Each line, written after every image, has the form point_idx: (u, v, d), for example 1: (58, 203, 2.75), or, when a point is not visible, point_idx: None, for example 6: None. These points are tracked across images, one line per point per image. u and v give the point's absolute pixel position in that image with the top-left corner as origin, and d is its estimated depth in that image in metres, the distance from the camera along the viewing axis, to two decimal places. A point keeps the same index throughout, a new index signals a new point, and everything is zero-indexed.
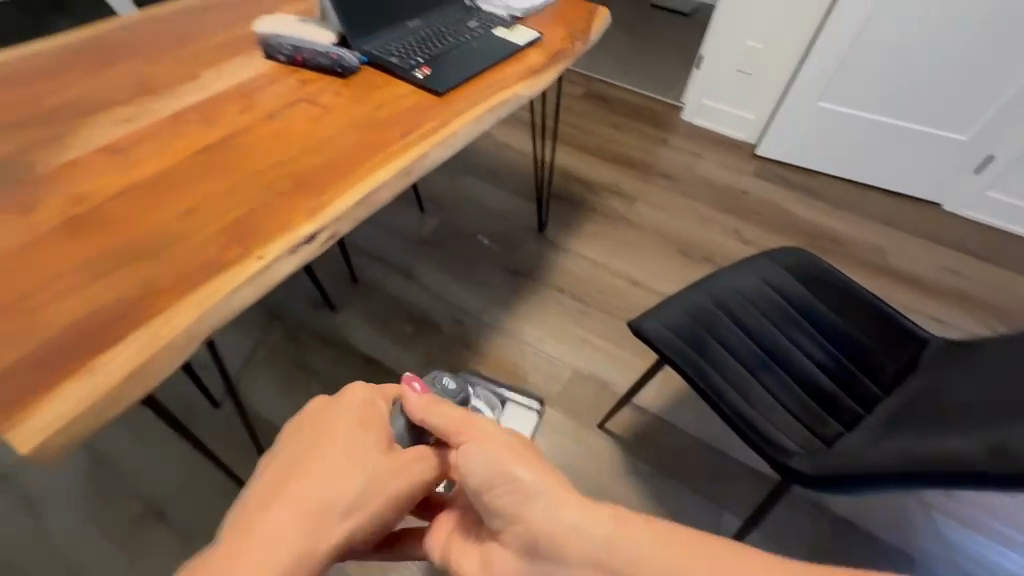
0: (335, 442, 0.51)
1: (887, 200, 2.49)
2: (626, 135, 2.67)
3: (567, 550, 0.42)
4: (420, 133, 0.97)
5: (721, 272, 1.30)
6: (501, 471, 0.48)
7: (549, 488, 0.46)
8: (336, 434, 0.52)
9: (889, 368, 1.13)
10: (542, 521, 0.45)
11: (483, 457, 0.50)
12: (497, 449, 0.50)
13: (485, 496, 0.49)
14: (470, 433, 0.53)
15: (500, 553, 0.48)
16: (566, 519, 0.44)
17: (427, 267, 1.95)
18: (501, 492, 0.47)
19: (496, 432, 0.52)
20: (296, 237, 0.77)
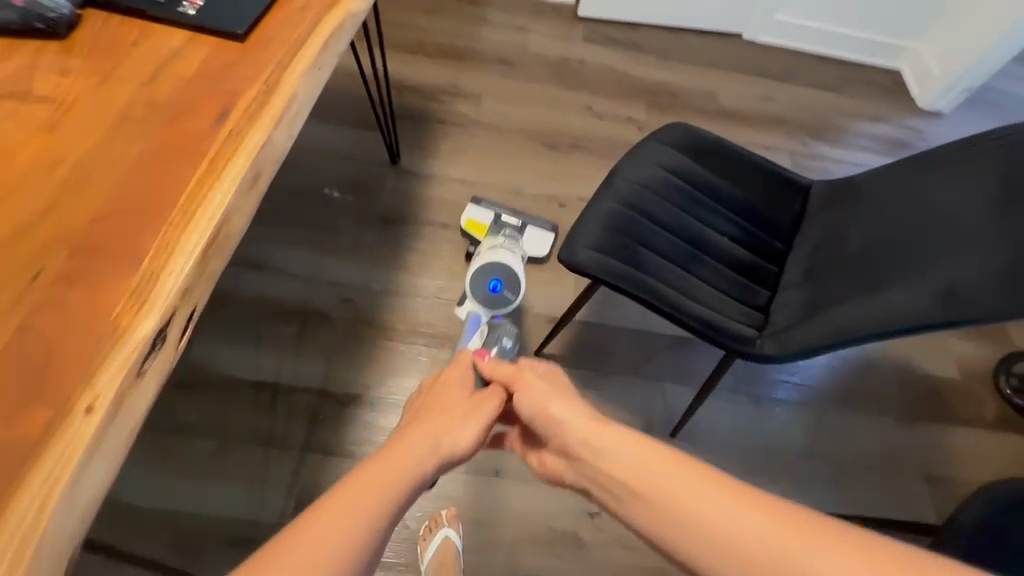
0: (448, 392, 0.82)
1: (702, 40, 2.56)
2: (443, 22, 2.30)
3: (582, 454, 0.72)
4: (242, 111, 0.66)
5: (620, 171, 1.23)
6: (541, 407, 0.80)
7: (576, 422, 0.75)
8: (448, 390, 0.83)
9: (787, 221, 1.20)
10: (568, 434, 0.75)
11: (533, 395, 0.82)
12: (544, 390, 0.82)
13: (533, 420, 0.81)
14: (524, 381, 0.84)
15: (546, 455, 0.81)
16: (592, 431, 0.73)
17: (279, 248, 1.58)
18: (542, 418, 0.80)
19: (539, 383, 0.83)
20: (132, 350, 0.52)
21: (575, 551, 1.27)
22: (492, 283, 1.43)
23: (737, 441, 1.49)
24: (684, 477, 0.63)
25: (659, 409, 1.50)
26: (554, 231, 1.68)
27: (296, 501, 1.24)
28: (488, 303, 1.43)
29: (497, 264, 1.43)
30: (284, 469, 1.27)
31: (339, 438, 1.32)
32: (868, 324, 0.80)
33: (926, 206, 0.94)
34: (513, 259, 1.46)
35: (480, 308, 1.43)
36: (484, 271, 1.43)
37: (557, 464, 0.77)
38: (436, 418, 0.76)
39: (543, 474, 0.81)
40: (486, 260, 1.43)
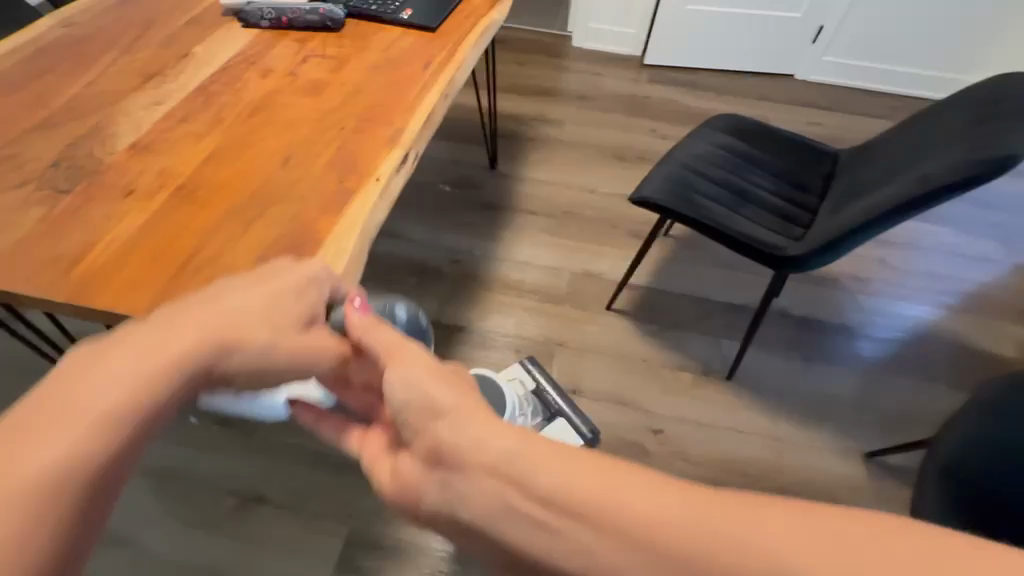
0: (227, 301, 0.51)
1: (756, 80, 2.92)
2: (532, 70, 2.85)
3: (470, 459, 0.37)
4: (438, 64, 1.08)
5: (679, 146, 1.57)
6: (422, 395, 0.44)
7: (456, 403, 0.42)
8: (260, 301, 0.53)
9: (818, 182, 1.48)
10: (446, 434, 0.40)
11: (406, 370, 0.47)
12: (419, 371, 0.46)
13: (397, 413, 0.45)
14: (400, 355, 0.49)
15: (407, 463, 0.43)
16: (491, 428, 0.38)
17: (405, 223, 2.04)
18: (420, 409, 0.43)
19: (419, 355, 0.49)
20: (394, 158, 0.87)
21: (641, 457, 1.49)
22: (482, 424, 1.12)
23: (790, 388, 1.66)
24: (641, 486, 0.31)
25: (715, 357, 1.71)
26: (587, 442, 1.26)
27: None
28: None
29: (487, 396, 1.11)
30: None
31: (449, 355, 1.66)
32: (867, 216, 1.05)
33: (923, 141, 1.18)
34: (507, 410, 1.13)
35: None
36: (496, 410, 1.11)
37: (419, 479, 0.40)
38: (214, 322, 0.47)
39: (393, 501, 0.42)
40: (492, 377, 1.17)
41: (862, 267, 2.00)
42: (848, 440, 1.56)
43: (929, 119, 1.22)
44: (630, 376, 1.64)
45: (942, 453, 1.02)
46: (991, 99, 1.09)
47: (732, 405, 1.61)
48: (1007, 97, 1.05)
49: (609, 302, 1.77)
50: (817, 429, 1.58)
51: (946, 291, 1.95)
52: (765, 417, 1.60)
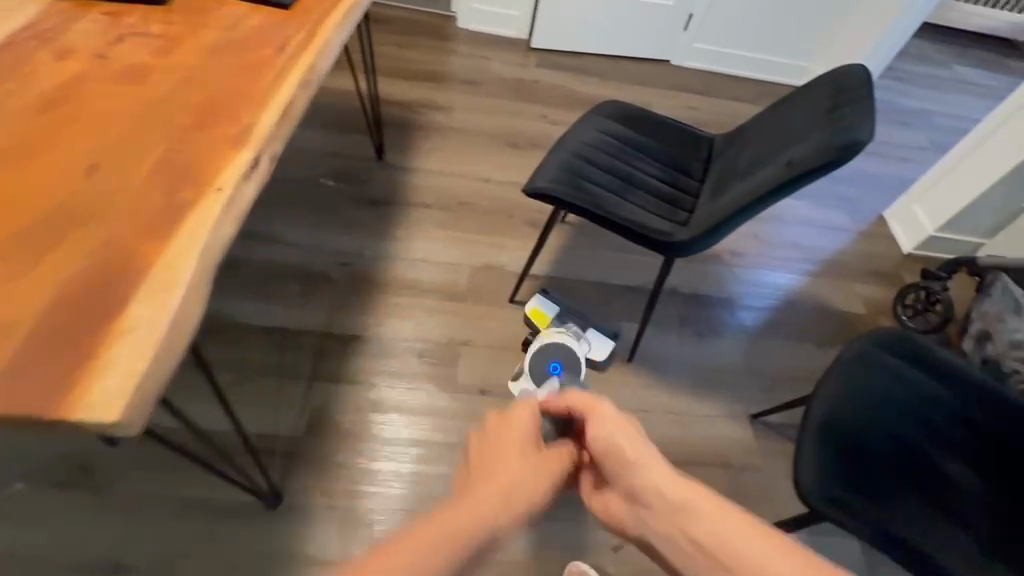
0: (504, 445, 0.63)
1: (636, 65, 3.03)
2: (416, 52, 2.70)
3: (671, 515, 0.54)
4: (296, 47, 0.93)
5: (570, 134, 1.55)
6: (614, 450, 0.63)
7: (647, 468, 0.59)
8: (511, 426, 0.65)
9: (699, 166, 1.54)
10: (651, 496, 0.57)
11: (611, 435, 0.64)
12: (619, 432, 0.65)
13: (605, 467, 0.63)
14: (596, 423, 0.66)
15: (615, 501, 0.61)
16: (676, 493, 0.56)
17: (282, 224, 1.83)
18: (618, 463, 0.62)
19: (615, 422, 0.66)
20: (241, 163, 0.73)
21: None
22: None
23: (683, 362, 1.76)
24: (775, 550, 0.49)
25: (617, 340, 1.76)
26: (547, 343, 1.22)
27: (307, 419, 1.42)
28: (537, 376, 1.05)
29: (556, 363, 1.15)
30: (297, 394, 1.46)
31: (343, 369, 1.53)
32: (745, 200, 1.09)
33: (786, 126, 1.27)
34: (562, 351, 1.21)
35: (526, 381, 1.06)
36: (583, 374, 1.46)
37: (625, 513, 0.59)
38: (504, 460, 0.60)
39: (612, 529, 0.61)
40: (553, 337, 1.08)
41: (738, 243, 2.18)
42: (736, 404, 1.69)
43: (789, 104, 1.31)
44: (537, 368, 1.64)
45: (820, 414, 1.08)
46: (839, 88, 1.18)
47: (634, 386, 1.67)
48: (853, 86, 1.15)
49: (512, 295, 1.74)
50: (710, 399, 1.69)
51: (806, 259, 2.19)
52: (664, 392, 1.68)
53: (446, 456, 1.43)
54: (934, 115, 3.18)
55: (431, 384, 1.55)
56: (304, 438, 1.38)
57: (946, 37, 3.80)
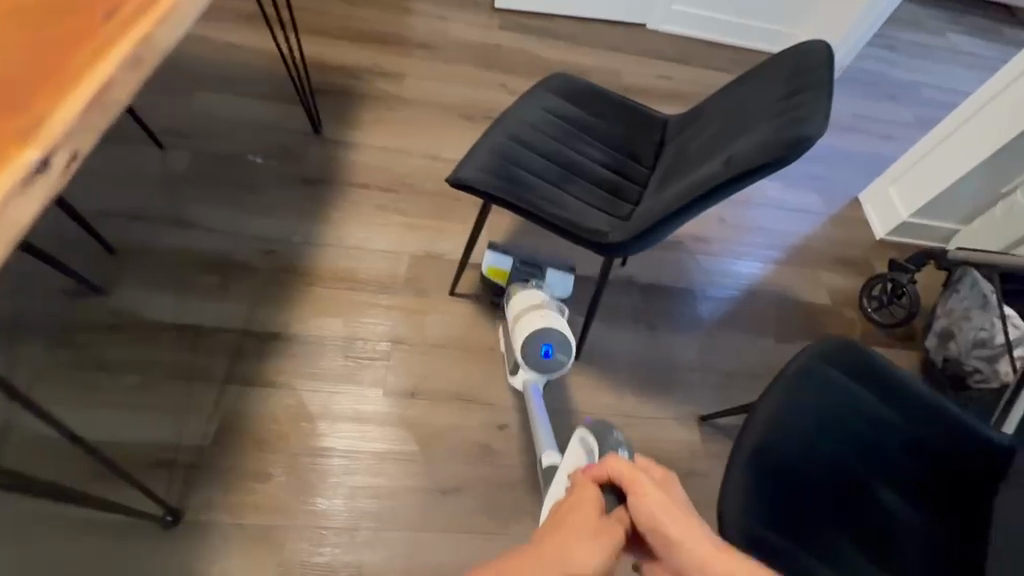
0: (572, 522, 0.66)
1: (609, 28, 2.80)
2: (366, 11, 2.46)
3: None
4: (127, 13, 0.76)
5: (509, 113, 1.38)
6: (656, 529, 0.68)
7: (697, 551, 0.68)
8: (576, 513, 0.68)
9: (649, 151, 1.40)
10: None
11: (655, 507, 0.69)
12: (671, 512, 0.69)
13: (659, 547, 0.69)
14: (640, 491, 0.70)
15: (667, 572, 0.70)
16: None
17: (200, 206, 1.67)
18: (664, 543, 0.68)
19: (661, 495, 0.70)
20: (17, 167, 0.59)
21: (485, 455, 1.40)
22: (546, 352, 1.37)
23: (633, 358, 1.67)
24: None
25: None
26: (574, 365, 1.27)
27: (217, 424, 1.31)
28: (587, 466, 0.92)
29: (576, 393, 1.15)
30: (205, 398, 1.34)
31: (260, 370, 1.40)
32: (679, 201, 0.96)
33: (737, 111, 1.12)
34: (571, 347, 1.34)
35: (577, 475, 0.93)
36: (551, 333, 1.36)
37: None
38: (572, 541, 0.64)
39: None
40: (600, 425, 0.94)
41: (703, 227, 2.05)
42: (686, 404, 1.61)
43: (744, 85, 1.16)
44: (476, 368, 1.52)
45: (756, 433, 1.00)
46: (796, 70, 1.04)
47: (579, 386, 1.57)
48: (813, 67, 1.00)
49: (452, 287, 1.61)
50: (658, 399, 1.60)
51: (774, 246, 2.07)
52: (611, 392, 1.59)
53: (382, 473, 1.32)
54: (922, 88, 3.02)
55: (356, 387, 1.43)
56: (210, 448, 1.28)
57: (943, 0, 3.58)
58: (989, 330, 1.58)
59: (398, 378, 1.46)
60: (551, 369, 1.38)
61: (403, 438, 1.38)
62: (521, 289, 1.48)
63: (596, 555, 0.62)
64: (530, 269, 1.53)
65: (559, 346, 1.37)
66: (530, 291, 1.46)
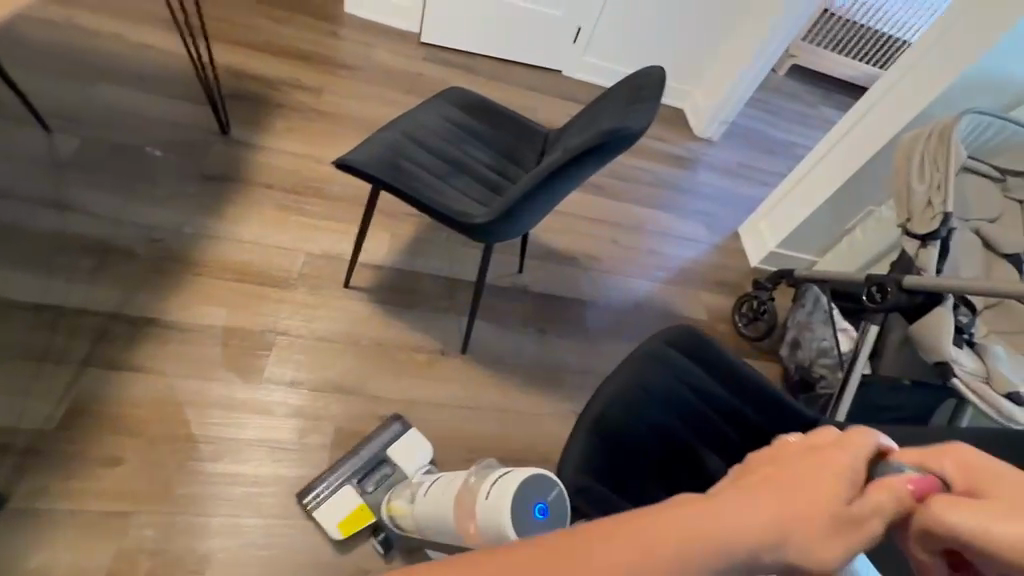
0: (796, 478, 0.39)
1: (528, 71, 3.05)
2: (292, 30, 2.56)
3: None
4: None
5: (404, 115, 1.49)
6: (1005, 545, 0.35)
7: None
8: (822, 458, 0.41)
9: (532, 159, 1.54)
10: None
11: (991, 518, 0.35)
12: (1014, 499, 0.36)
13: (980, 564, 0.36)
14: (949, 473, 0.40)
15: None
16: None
17: (86, 193, 1.62)
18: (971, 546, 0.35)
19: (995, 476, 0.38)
20: None
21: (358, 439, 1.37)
22: (538, 506, 0.90)
23: (520, 358, 1.75)
24: None
25: (453, 333, 1.70)
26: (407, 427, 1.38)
27: (70, 406, 1.24)
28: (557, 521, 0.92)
29: (523, 486, 0.90)
30: (57, 383, 1.26)
31: (127, 354, 1.34)
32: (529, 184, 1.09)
33: (593, 118, 1.28)
34: (511, 471, 0.93)
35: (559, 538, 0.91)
36: (526, 486, 0.90)
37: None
38: (806, 482, 0.39)
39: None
40: (514, 490, 0.90)
41: (598, 247, 2.22)
42: (567, 402, 1.71)
43: (602, 99, 1.34)
44: (362, 361, 1.54)
45: (603, 397, 1.09)
46: (637, 86, 1.22)
47: (465, 382, 1.63)
48: (647, 85, 1.19)
49: (346, 279, 1.65)
50: (540, 395, 1.69)
51: (661, 267, 2.27)
52: (497, 390, 1.65)
53: (251, 460, 1.29)
54: (797, 147, 3.48)
55: (232, 376, 1.39)
56: (55, 432, 1.20)
57: (818, 76, 4.18)
58: (830, 341, 1.78)
59: (280, 368, 1.45)
60: (562, 508, 0.91)
61: (277, 425, 1.36)
62: (408, 501, 1.17)
63: (835, 550, 0.37)
64: (373, 475, 1.32)
65: (542, 487, 0.91)
66: (422, 497, 1.13)
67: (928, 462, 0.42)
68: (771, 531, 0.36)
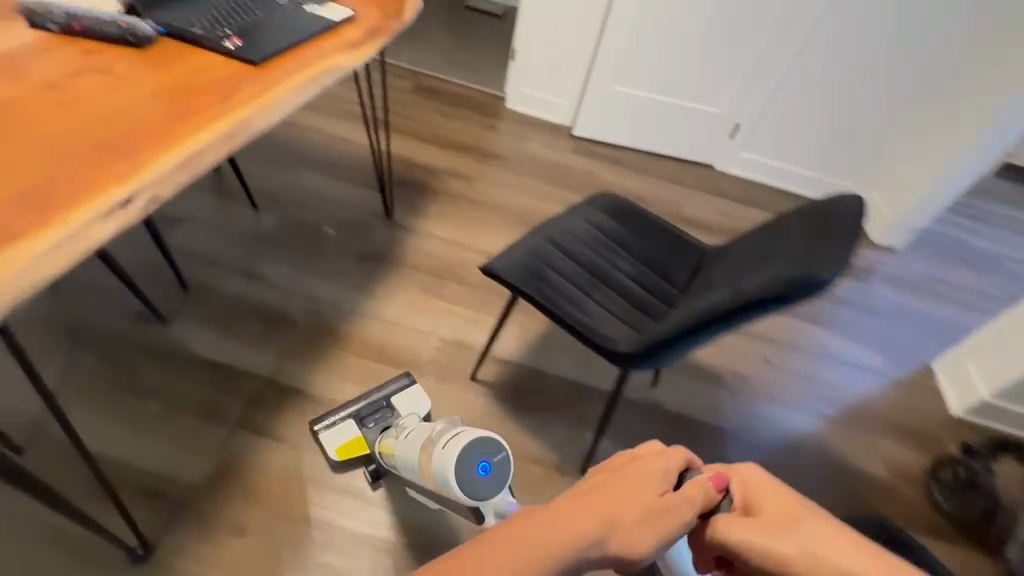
0: (619, 486, 0.57)
1: (677, 164, 2.98)
2: (459, 124, 2.82)
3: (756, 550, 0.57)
4: (238, 100, 0.96)
5: (553, 220, 1.47)
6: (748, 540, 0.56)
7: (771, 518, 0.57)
8: (637, 473, 0.59)
9: (683, 275, 1.42)
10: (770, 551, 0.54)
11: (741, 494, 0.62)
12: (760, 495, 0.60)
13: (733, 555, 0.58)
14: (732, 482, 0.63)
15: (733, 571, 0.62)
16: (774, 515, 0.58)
17: (271, 263, 1.86)
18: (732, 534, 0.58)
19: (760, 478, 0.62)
20: (105, 204, 0.71)
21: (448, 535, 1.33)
22: (482, 464, 0.94)
23: None
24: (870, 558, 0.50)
25: (572, 447, 1.57)
26: (413, 379, 1.38)
27: (219, 466, 1.34)
28: (501, 484, 0.95)
29: (468, 443, 0.94)
30: (213, 441, 1.38)
31: (273, 423, 1.44)
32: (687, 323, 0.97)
33: (765, 246, 1.13)
34: (466, 428, 0.97)
35: (498, 498, 0.95)
36: (472, 442, 0.94)
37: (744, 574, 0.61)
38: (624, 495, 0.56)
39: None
40: (461, 441, 0.94)
41: (746, 365, 1.95)
42: None
43: (777, 225, 1.18)
44: None
45: None
46: (826, 217, 1.05)
47: None
48: (840, 219, 1.02)
49: (472, 372, 1.64)
50: None
51: (825, 400, 1.91)
52: None
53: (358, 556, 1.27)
54: (1012, 263, 2.84)
55: None
56: (203, 491, 1.29)
57: None
58: None
59: None
60: (506, 470, 0.95)
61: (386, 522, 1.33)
62: (393, 439, 1.20)
63: (647, 532, 0.54)
64: (377, 413, 1.35)
65: (487, 447, 0.95)
66: (406, 436, 1.15)
67: (725, 475, 0.63)
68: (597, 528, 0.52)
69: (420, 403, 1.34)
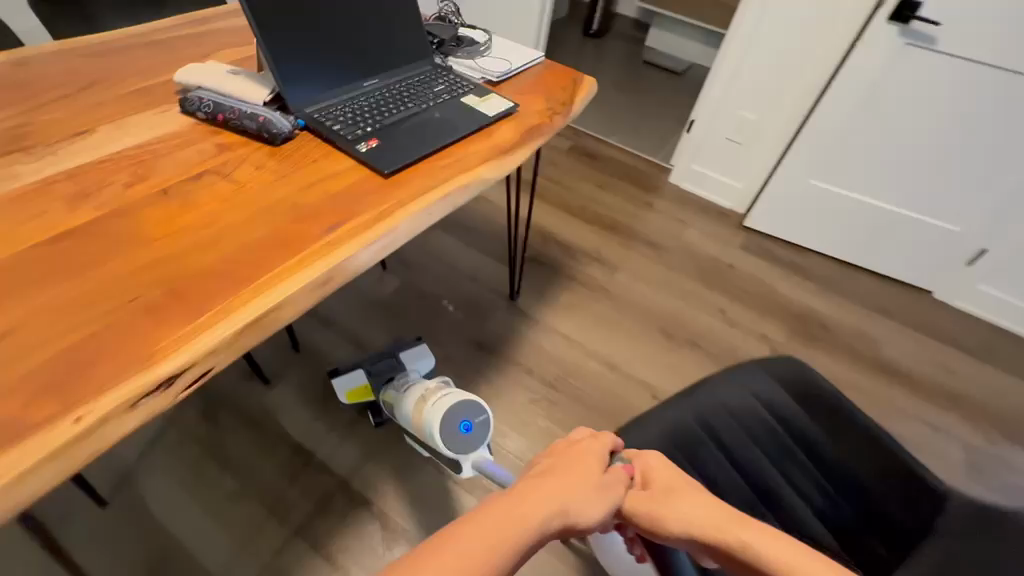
0: (566, 468, 0.66)
1: (877, 284, 2.35)
2: (611, 197, 2.55)
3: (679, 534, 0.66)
4: (350, 227, 0.79)
5: (709, 384, 1.12)
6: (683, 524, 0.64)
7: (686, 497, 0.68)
8: (581, 459, 0.69)
9: (901, 530, 0.94)
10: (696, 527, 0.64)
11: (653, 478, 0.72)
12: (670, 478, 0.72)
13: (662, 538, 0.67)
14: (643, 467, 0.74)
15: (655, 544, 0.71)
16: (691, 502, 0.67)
17: (382, 334, 1.76)
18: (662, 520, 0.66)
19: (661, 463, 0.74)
20: (139, 385, 0.57)
21: None
22: (464, 423, 1.00)
23: None
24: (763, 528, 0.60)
25: None
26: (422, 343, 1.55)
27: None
28: (483, 439, 1.00)
29: (453, 400, 1.01)
30: (271, 543, 1.27)
31: (333, 537, 1.29)
32: None
33: None
34: (453, 389, 1.05)
35: (479, 454, 0.99)
36: (459, 400, 1.01)
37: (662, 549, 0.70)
38: (571, 474, 0.65)
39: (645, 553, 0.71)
40: (448, 398, 1.01)
41: None
42: None
43: None
44: None
45: None
46: None
47: None
48: None
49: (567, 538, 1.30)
50: None
51: None
52: None
53: None
54: None
55: None
56: None
57: None
58: None
59: None
60: (487, 429, 1.00)
61: None
62: (394, 391, 1.26)
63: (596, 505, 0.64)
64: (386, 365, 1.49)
65: (470, 407, 1.00)
66: (404, 391, 1.21)
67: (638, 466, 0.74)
68: (559, 502, 0.60)
69: (426, 362, 1.49)
